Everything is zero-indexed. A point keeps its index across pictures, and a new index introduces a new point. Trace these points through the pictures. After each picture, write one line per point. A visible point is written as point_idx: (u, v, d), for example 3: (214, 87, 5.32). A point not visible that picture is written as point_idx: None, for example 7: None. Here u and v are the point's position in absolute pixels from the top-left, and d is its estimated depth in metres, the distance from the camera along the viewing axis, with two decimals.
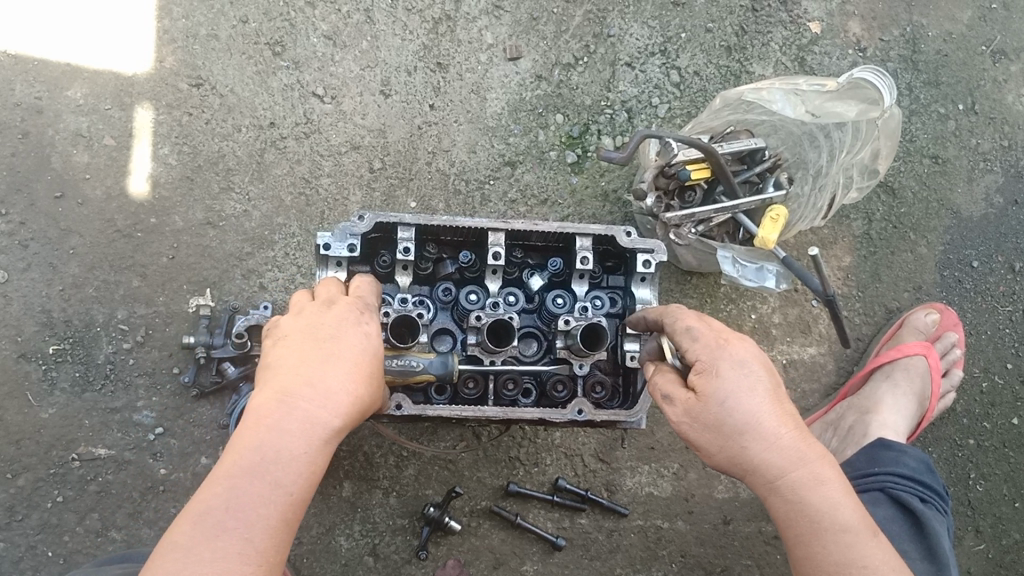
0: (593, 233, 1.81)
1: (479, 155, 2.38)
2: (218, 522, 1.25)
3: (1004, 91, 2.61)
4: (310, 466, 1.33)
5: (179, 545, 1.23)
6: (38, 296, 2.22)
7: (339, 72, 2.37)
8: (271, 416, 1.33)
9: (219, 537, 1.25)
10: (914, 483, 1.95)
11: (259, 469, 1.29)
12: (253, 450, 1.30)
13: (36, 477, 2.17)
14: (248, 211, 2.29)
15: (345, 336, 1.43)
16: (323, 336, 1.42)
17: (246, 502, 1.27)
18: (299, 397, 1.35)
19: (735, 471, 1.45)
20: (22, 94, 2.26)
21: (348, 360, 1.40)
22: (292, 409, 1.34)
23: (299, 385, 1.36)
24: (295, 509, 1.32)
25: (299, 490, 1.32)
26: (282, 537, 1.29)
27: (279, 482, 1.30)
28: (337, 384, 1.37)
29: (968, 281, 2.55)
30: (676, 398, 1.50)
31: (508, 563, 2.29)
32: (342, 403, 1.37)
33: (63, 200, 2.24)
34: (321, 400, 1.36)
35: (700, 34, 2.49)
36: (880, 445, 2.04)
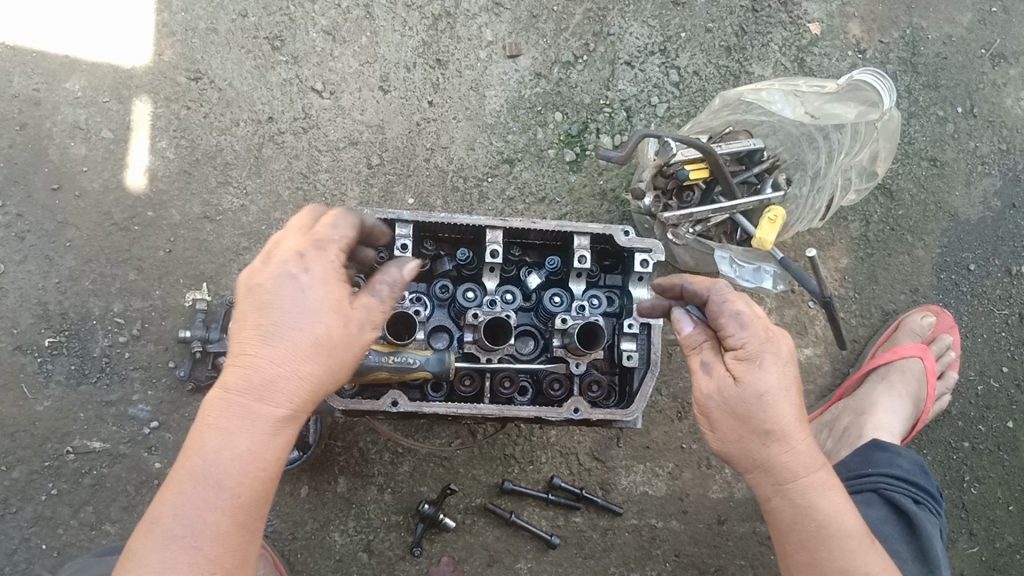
0: (591, 232, 1.80)
1: (478, 153, 2.38)
2: (171, 528, 1.24)
3: (1003, 94, 2.62)
4: (260, 460, 1.30)
5: (138, 551, 1.24)
6: (34, 288, 2.21)
7: (338, 68, 2.37)
8: (217, 413, 1.30)
9: (172, 543, 1.24)
10: (908, 484, 1.95)
11: (207, 471, 1.27)
12: (201, 453, 1.28)
13: (30, 470, 2.17)
14: (246, 206, 2.28)
15: (288, 300, 1.30)
16: (265, 303, 1.30)
17: (196, 506, 1.25)
18: (242, 390, 1.30)
19: (753, 464, 1.47)
20: (20, 86, 2.25)
21: (291, 334, 1.30)
22: (235, 405, 1.30)
23: (242, 376, 1.30)
24: (251, 505, 1.29)
25: (250, 486, 1.28)
26: (237, 535, 1.27)
27: (224, 484, 1.26)
28: (279, 367, 1.30)
29: (964, 284, 2.55)
30: (715, 376, 1.47)
31: (502, 560, 2.29)
32: (290, 389, 1.30)
33: (60, 192, 2.24)
34: (266, 390, 1.30)
35: (700, 34, 2.49)
36: (875, 446, 2.05)
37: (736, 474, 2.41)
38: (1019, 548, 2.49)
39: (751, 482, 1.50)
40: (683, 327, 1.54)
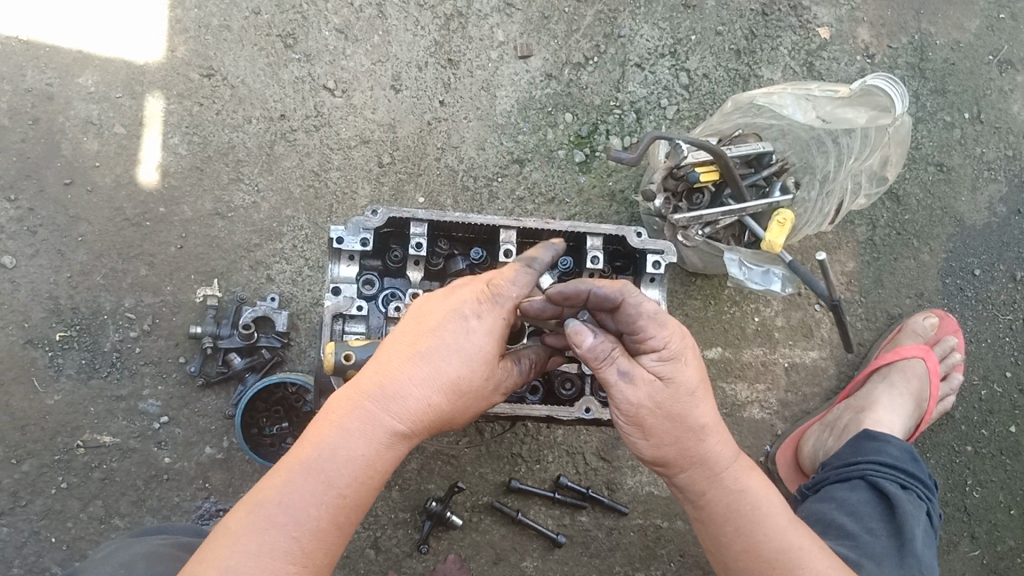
0: (604, 232, 1.82)
1: (488, 153, 2.39)
2: (272, 514, 1.26)
3: (1010, 101, 2.63)
4: (371, 472, 1.34)
5: (235, 530, 1.25)
6: (46, 283, 2.22)
7: (350, 66, 2.37)
8: (344, 416, 1.35)
9: (268, 529, 1.25)
10: (896, 470, 1.97)
11: (322, 467, 1.31)
12: (320, 448, 1.32)
13: (39, 463, 2.17)
14: (257, 203, 2.29)
15: (446, 335, 1.40)
16: (430, 335, 1.41)
17: (306, 499, 1.28)
18: (374, 403, 1.36)
19: (682, 462, 1.49)
20: (33, 80, 2.25)
21: (437, 364, 1.39)
22: (366, 413, 1.35)
23: (375, 389, 1.37)
24: (350, 513, 1.32)
25: (355, 494, 1.32)
26: (331, 539, 1.30)
27: (333, 483, 1.30)
28: (413, 392, 1.37)
29: (969, 289, 2.57)
30: (636, 383, 1.42)
31: (508, 558, 2.30)
32: (414, 413, 1.37)
33: (72, 187, 2.24)
34: (395, 407, 1.36)
35: (710, 37, 2.50)
36: (864, 437, 2.09)
37: None
38: (1020, 552, 2.51)
39: (676, 481, 1.53)
40: (584, 338, 1.40)
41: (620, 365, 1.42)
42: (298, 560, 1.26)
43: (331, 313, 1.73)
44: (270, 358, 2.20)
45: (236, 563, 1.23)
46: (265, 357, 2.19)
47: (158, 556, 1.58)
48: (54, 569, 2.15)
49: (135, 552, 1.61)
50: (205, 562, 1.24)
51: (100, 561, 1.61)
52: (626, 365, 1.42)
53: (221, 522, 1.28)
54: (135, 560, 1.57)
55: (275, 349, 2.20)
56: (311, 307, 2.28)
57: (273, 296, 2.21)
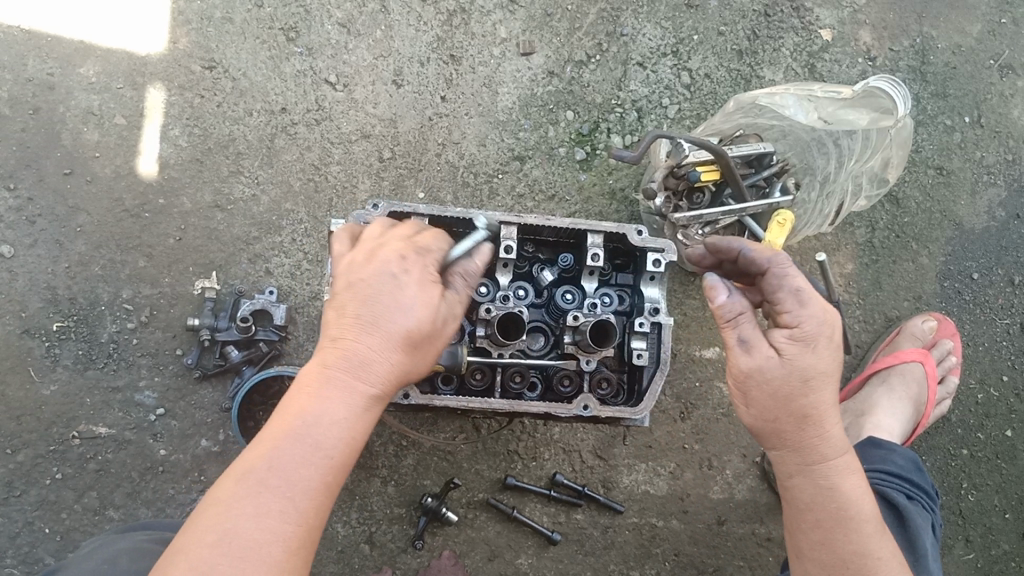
0: (605, 230, 1.82)
1: (488, 149, 2.39)
2: (262, 480, 1.25)
3: (1010, 105, 2.64)
4: (350, 434, 1.33)
5: (225, 511, 1.23)
6: (44, 273, 2.21)
7: (352, 61, 2.37)
8: (318, 384, 1.34)
9: (262, 494, 1.24)
10: (901, 478, 1.95)
11: (304, 432, 1.29)
12: (297, 420, 1.30)
13: (34, 453, 2.17)
14: (257, 196, 2.29)
15: (386, 291, 1.37)
16: (365, 295, 1.37)
17: (293, 462, 1.27)
18: (341, 367, 1.35)
19: (778, 440, 1.51)
20: (34, 70, 2.25)
21: (388, 322, 1.36)
22: (339, 378, 1.34)
23: (342, 354, 1.35)
24: (335, 476, 1.31)
25: (340, 456, 1.31)
26: (321, 501, 1.28)
27: (315, 450, 1.29)
28: (377, 352, 1.36)
29: (967, 293, 2.57)
30: (754, 348, 1.45)
31: (502, 555, 2.30)
32: (382, 375, 1.36)
33: (72, 177, 2.24)
34: (362, 370, 1.35)
35: (712, 37, 2.50)
36: (870, 445, 2.07)
37: (737, 476, 2.42)
38: (1014, 556, 2.52)
39: (774, 457, 1.55)
40: (719, 294, 1.48)
41: (743, 324, 1.46)
42: (295, 524, 1.25)
43: None
44: (268, 352, 2.19)
45: (233, 531, 1.21)
46: (262, 350, 2.18)
47: (142, 552, 1.59)
48: (47, 560, 2.15)
49: (120, 547, 1.61)
50: (197, 535, 1.21)
51: (85, 556, 1.61)
52: (749, 323, 1.46)
53: (208, 496, 1.26)
54: (117, 556, 1.57)
55: (273, 343, 2.20)
56: (309, 300, 2.27)
57: (272, 290, 2.21)
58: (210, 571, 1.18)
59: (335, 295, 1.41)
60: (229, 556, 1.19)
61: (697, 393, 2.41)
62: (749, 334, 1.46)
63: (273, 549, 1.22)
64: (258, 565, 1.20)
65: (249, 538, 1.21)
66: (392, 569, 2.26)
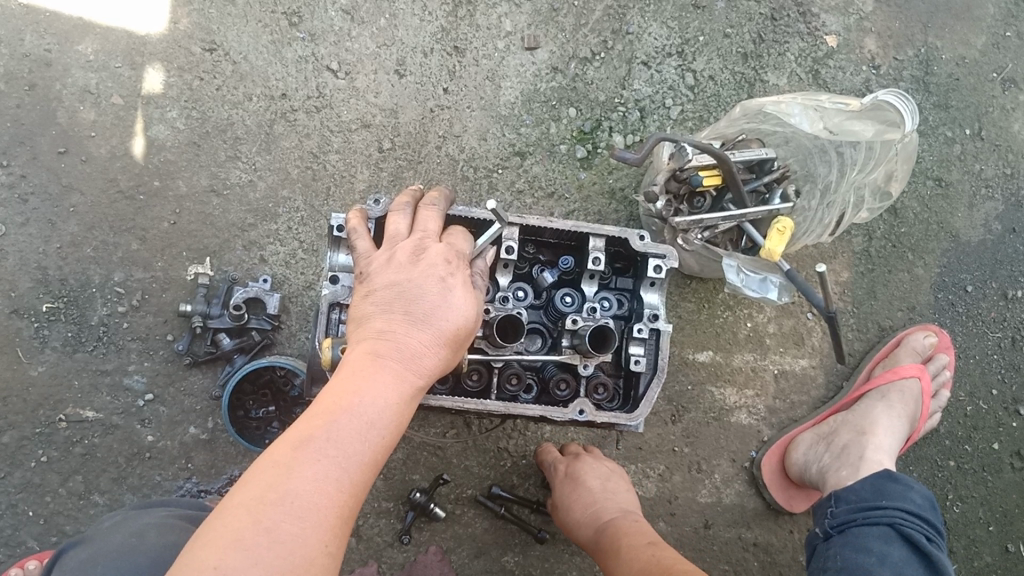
0: (606, 234, 1.80)
1: (489, 144, 2.36)
2: (321, 449, 1.26)
3: (1011, 119, 2.63)
4: (397, 420, 1.38)
5: (286, 466, 1.23)
6: (35, 252, 2.18)
7: (355, 48, 2.34)
8: (371, 368, 1.39)
9: (321, 461, 1.25)
10: (922, 521, 1.87)
11: (360, 410, 1.33)
12: (355, 396, 1.34)
13: (20, 435, 2.14)
14: (254, 182, 2.26)
15: (433, 291, 1.48)
16: (414, 294, 1.48)
17: (350, 436, 1.29)
18: (390, 357, 1.42)
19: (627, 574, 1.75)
20: (31, 45, 2.21)
21: (436, 321, 1.46)
22: (392, 366, 1.40)
23: (393, 345, 1.43)
24: (380, 457, 1.34)
25: (390, 438, 1.36)
26: (368, 477, 1.31)
27: (370, 425, 1.32)
28: (426, 346, 1.44)
29: (961, 305, 2.57)
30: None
31: (489, 553, 2.30)
32: (427, 368, 1.44)
33: (66, 156, 2.21)
34: (411, 361, 1.42)
35: (717, 39, 2.49)
36: (887, 478, 1.97)
37: (726, 480, 2.42)
38: (996, 569, 2.53)
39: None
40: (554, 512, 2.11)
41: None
42: (346, 496, 1.26)
43: (328, 302, 1.72)
44: (260, 341, 2.17)
45: (294, 492, 1.21)
46: (254, 339, 2.17)
47: (170, 527, 1.59)
48: (30, 543, 2.13)
49: (146, 522, 1.61)
50: (259, 492, 1.20)
51: (107, 531, 1.60)
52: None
53: (263, 458, 1.25)
54: (145, 529, 1.57)
55: (266, 332, 2.19)
56: (303, 290, 2.25)
57: (266, 278, 2.19)
58: (274, 527, 1.17)
59: (378, 292, 1.50)
60: (292, 516, 1.19)
61: (688, 396, 2.41)
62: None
63: (329, 514, 1.22)
64: (317, 528, 1.20)
65: (310, 501, 1.21)
66: (379, 564, 2.25)
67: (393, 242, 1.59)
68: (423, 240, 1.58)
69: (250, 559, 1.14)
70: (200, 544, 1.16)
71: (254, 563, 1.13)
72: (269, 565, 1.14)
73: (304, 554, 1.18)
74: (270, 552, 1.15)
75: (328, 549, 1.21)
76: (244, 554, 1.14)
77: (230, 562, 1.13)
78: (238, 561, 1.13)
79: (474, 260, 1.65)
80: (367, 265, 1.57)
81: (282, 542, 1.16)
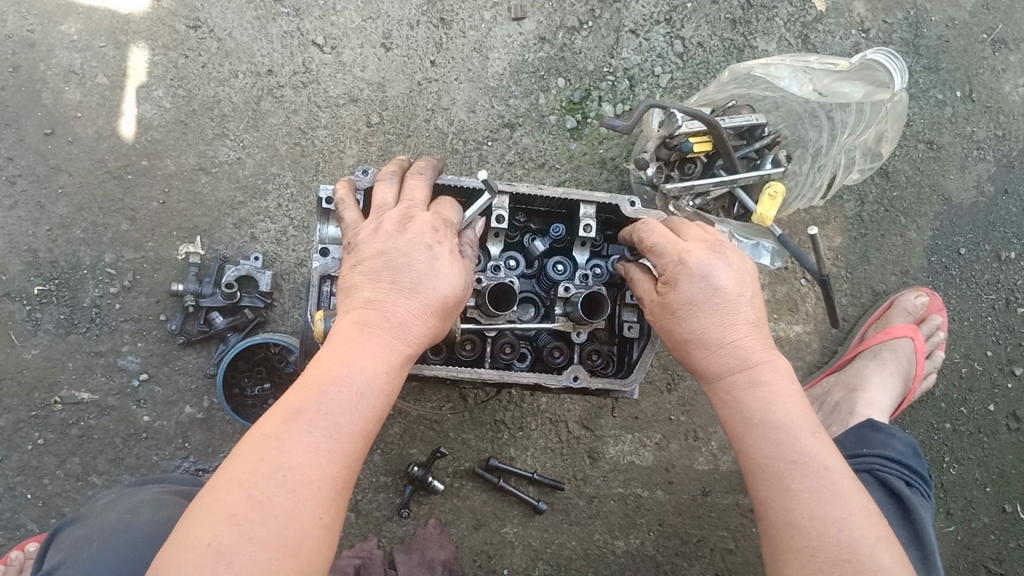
0: (597, 201, 1.80)
1: (478, 116, 2.35)
2: (311, 421, 1.27)
3: (1002, 80, 2.62)
4: (388, 388, 1.38)
5: (277, 440, 1.24)
6: (25, 235, 2.18)
7: (340, 23, 2.33)
8: (358, 339, 1.39)
9: (313, 433, 1.26)
10: (902, 465, 1.94)
11: (350, 379, 1.33)
12: (345, 366, 1.34)
13: (16, 419, 2.15)
14: (242, 159, 2.25)
15: (419, 261, 1.47)
16: (401, 263, 1.47)
17: (339, 407, 1.30)
18: (379, 326, 1.42)
19: None
20: (14, 27, 2.20)
21: (424, 289, 1.45)
22: (380, 335, 1.40)
23: (382, 315, 1.42)
24: (372, 426, 1.34)
25: (382, 407, 1.36)
26: (361, 445, 1.31)
27: (360, 394, 1.33)
28: (414, 314, 1.44)
29: (954, 268, 2.57)
30: (742, 278, 1.46)
31: (488, 524, 2.31)
32: (417, 336, 1.44)
33: (52, 137, 2.20)
34: (399, 329, 1.42)
35: (705, 5, 2.47)
36: (870, 428, 2.04)
37: (723, 447, 2.42)
38: (993, 529, 2.55)
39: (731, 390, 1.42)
40: None
41: (724, 253, 1.48)
42: (340, 467, 1.27)
43: (319, 276, 1.71)
44: (253, 319, 2.17)
45: (285, 466, 1.22)
46: (248, 317, 2.17)
47: (164, 503, 1.59)
48: (29, 526, 2.14)
49: (139, 498, 1.61)
50: (250, 465, 1.22)
51: (102, 508, 1.60)
52: (739, 258, 1.50)
53: (253, 432, 1.27)
54: (140, 505, 1.57)
55: (258, 310, 2.17)
56: (295, 267, 2.24)
57: (257, 256, 2.18)
58: (267, 500, 1.19)
59: (365, 261, 1.50)
60: (284, 489, 1.20)
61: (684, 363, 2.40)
62: (722, 283, 1.44)
63: (322, 486, 1.23)
64: (311, 500, 1.22)
65: (302, 473, 1.23)
66: (378, 538, 2.26)
67: (379, 212, 1.59)
68: (410, 209, 1.57)
69: (243, 534, 1.16)
70: (194, 521, 1.19)
71: (248, 537, 1.16)
72: (263, 540, 1.16)
73: (297, 525, 1.19)
74: (264, 526, 1.18)
75: (324, 521, 1.23)
76: (237, 531, 1.16)
77: (224, 537, 1.16)
78: (230, 536, 1.16)
79: (462, 231, 1.65)
80: (355, 236, 1.56)
81: (276, 515, 1.19)
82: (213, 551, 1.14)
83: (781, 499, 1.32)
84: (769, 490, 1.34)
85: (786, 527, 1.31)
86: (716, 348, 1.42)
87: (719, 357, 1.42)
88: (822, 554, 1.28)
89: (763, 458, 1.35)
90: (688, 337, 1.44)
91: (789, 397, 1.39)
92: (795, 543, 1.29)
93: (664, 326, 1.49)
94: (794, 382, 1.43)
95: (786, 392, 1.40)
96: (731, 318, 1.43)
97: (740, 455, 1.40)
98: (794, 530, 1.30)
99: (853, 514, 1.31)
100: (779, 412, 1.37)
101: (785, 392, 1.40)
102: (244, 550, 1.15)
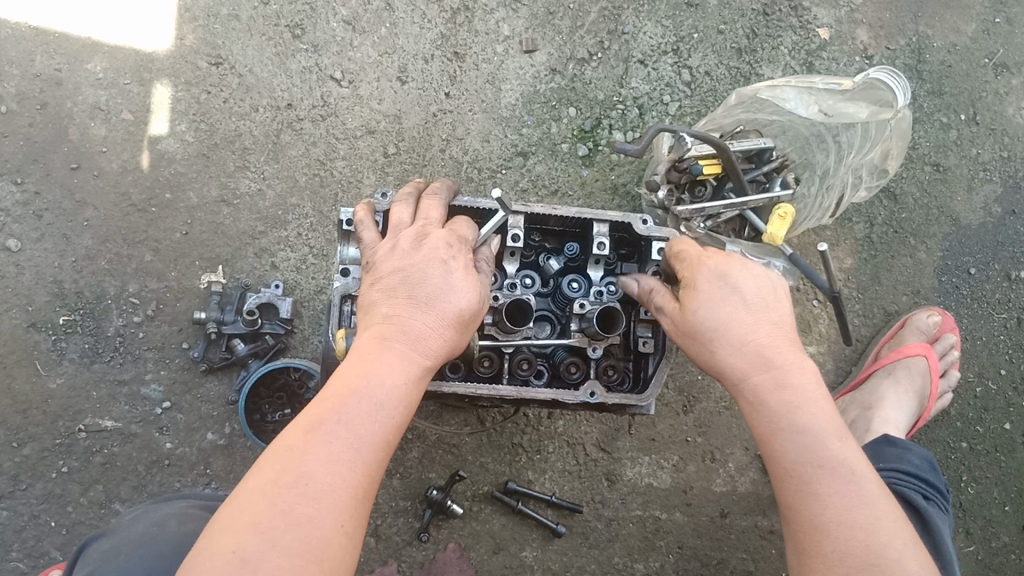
0: (610, 219, 1.84)
1: (492, 145, 2.40)
2: (332, 431, 1.29)
3: (1005, 104, 2.67)
4: (408, 399, 1.39)
5: (299, 450, 1.26)
6: (51, 267, 2.23)
7: (357, 57, 2.40)
8: (376, 353, 1.41)
9: (334, 444, 1.28)
10: (919, 479, 1.94)
11: (371, 391, 1.35)
12: (366, 377, 1.36)
13: (41, 447, 2.18)
14: (263, 191, 2.31)
15: (435, 275, 1.49)
16: (417, 278, 1.49)
17: (361, 418, 1.32)
18: (397, 339, 1.43)
19: None
20: (42, 65, 2.28)
21: (441, 302, 1.47)
22: (398, 348, 1.42)
23: (400, 329, 1.45)
24: (393, 437, 1.36)
25: (401, 419, 1.37)
26: (381, 456, 1.33)
27: (382, 406, 1.35)
28: (431, 328, 1.46)
29: (964, 287, 2.59)
30: (766, 284, 1.50)
31: (507, 548, 2.31)
32: (434, 349, 1.45)
33: (78, 171, 2.26)
34: (418, 342, 1.44)
35: (712, 35, 2.53)
36: (886, 442, 2.05)
37: (740, 469, 2.43)
38: (1013, 549, 2.53)
39: (755, 401, 1.41)
40: None
41: (746, 261, 1.52)
42: (361, 476, 1.28)
43: (340, 295, 1.75)
44: (274, 345, 2.22)
45: (307, 475, 1.24)
46: (268, 343, 2.21)
47: (189, 517, 1.62)
48: (53, 553, 2.16)
49: (165, 512, 1.63)
50: (274, 474, 1.23)
51: (128, 523, 1.62)
52: (760, 267, 1.53)
53: (276, 443, 1.28)
54: (166, 519, 1.60)
55: (279, 337, 2.22)
56: (314, 294, 2.28)
57: (278, 284, 2.23)
58: (290, 508, 1.21)
59: (383, 279, 1.53)
60: (307, 497, 1.22)
61: (700, 386, 2.42)
62: (743, 289, 1.46)
63: (343, 494, 1.25)
64: (332, 508, 1.23)
65: (324, 483, 1.24)
66: (398, 563, 2.27)
67: (396, 231, 1.63)
68: (425, 227, 1.60)
69: (267, 541, 1.18)
70: (219, 529, 1.20)
71: (272, 545, 1.17)
72: (287, 545, 1.18)
73: (318, 535, 1.20)
74: (287, 534, 1.19)
75: (345, 529, 1.24)
76: (262, 537, 1.18)
77: (249, 545, 1.17)
78: (256, 544, 1.17)
79: (477, 248, 1.68)
80: (372, 255, 1.60)
81: (300, 523, 1.20)
82: (238, 556, 1.16)
83: (809, 503, 1.32)
84: (795, 495, 1.34)
85: (814, 532, 1.31)
86: (739, 343, 1.43)
87: (741, 353, 1.42)
88: (851, 558, 1.27)
89: (791, 463, 1.35)
90: (710, 333, 1.45)
91: (815, 399, 1.39)
92: (824, 548, 1.29)
93: (689, 338, 1.49)
94: (821, 386, 1.42)
95: (813, 394, 1.39)
96: (755, 317, 1.45)
97: (768, 459, 1.40)
98: (824, 536, 1.30)
99: (879, 519, 1.30)
100: (806, 415, 1.37)
101: (809, 394, 1.39)
102: (269, 557, 1.16)
